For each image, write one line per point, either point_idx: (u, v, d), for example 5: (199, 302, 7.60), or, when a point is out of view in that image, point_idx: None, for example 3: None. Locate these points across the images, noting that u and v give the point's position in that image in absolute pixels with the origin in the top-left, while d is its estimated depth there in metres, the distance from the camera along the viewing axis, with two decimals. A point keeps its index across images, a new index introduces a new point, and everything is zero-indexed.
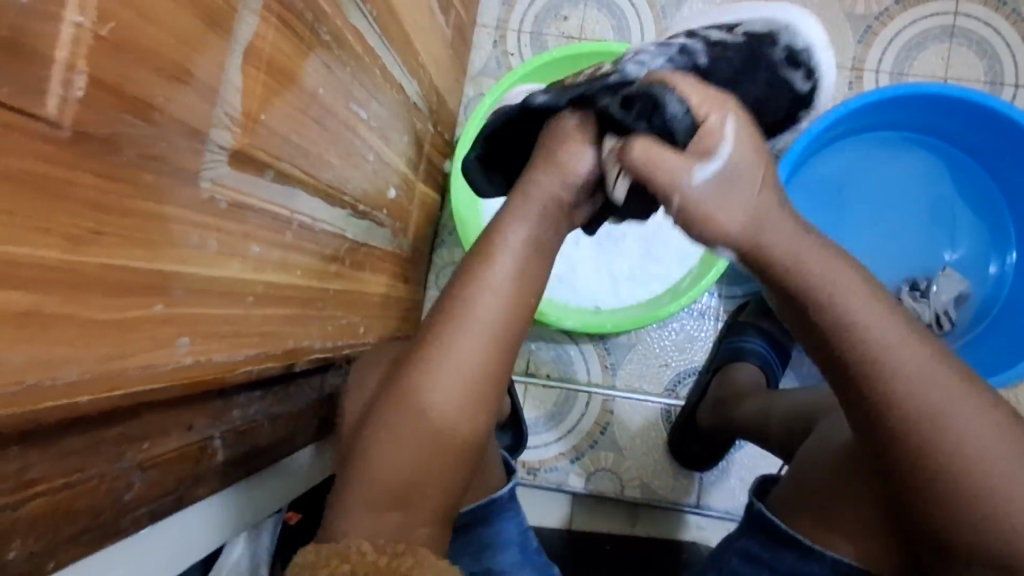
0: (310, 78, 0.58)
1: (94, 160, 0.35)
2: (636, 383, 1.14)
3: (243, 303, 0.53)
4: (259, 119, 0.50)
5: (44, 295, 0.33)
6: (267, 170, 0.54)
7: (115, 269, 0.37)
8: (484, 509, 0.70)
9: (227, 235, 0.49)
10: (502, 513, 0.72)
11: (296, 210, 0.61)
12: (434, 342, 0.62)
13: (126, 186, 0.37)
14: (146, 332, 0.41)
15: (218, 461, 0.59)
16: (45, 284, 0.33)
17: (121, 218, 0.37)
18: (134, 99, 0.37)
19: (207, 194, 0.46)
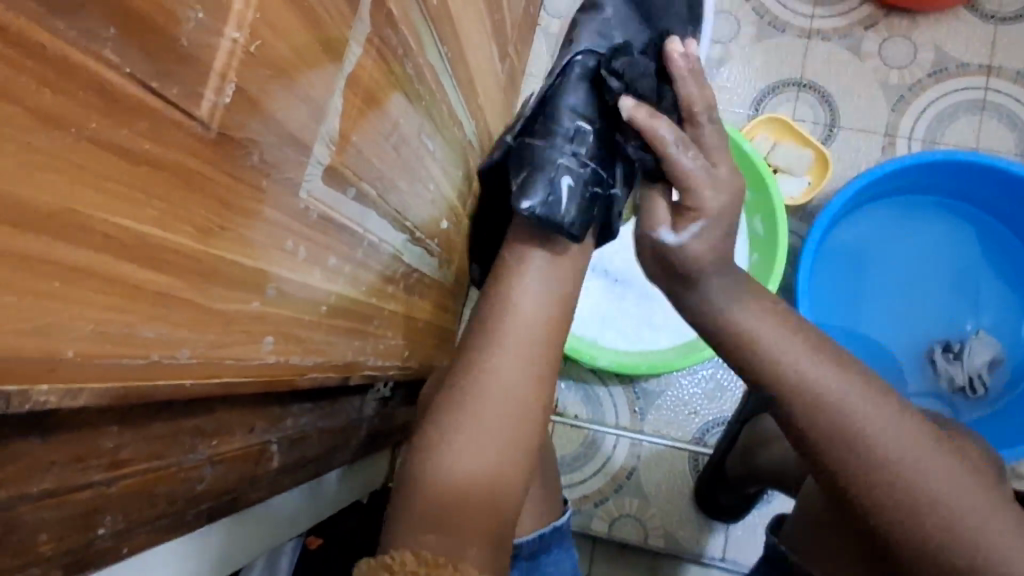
0: (393, 108, 0.62)
1: (228, 161, 0.38)
2: (664, 429, 1.14)
3: (317, 311, 0.56)
4: (350, 140, 0.54)
5: (174, 279, 0.36)
6: (350, 188, 0.57)
7: (227, 263, 0.40)
8: (549, 537, 0.73)
9: (314, 245, 0.52)
10: (563, 541, 0.75)
11: (367, 230, 0.64)
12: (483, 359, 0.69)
13: (247, 188, 0.40)
14: (242, 327, 0.44)
15: (272, 466, 0.60)
16: (176, 269, 0.36)
17: (240, 216, 0.41)
18: (264, 109, 0.40)
19: (304, 205, 0.49)
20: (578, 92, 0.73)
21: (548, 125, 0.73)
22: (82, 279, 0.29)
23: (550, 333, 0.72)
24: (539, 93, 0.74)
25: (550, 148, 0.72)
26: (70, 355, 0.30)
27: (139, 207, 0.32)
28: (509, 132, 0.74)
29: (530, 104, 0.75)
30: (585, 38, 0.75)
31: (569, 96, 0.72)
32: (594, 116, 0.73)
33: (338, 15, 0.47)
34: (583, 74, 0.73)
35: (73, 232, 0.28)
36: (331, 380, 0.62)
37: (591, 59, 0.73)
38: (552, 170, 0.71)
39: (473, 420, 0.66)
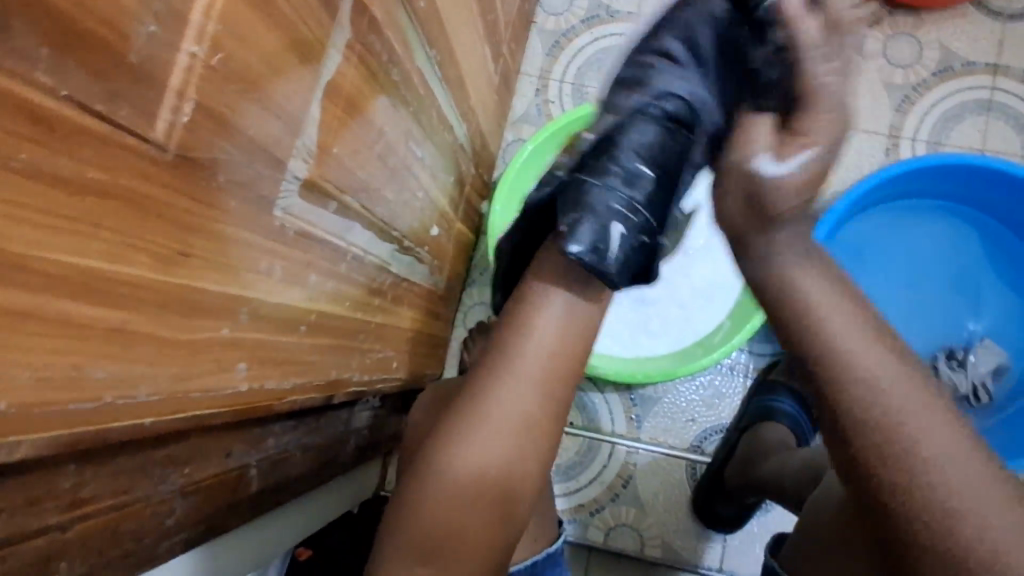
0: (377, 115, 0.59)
1: (190, 183, 0.35)
2: (661, 436, 1.12)
3: (296, 331, 0.53)
4: (330, 152, 0.52)
5: (130, 314, 0.33)
6: (331, 202, 0.54)
7: (192, 291, 0.38)
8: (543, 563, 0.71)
9: (291, 264, 0.50)
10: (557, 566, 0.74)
11: (351, 243, 0.61)
12: (488, 382, 0.65)
13: (213, 210, 0.38)
14: (210, 356, 0.41)
15: (252, 490, 0.58)
16: (132, 303, 0.33)
17: (205, 240, 0.38)
18: (230, 126, 0.37)
19: (279, 223, 0.46)
20: (639, 131, 0.68)
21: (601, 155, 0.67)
22: (17, 324, 0.27)
23: (563, 357, 0.66)
24: (593, 132, 0.70)
25: (609, 190, 0.65)
26: (5, 408, 0.27)
27: (85, 240, 0.29)
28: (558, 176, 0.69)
29: (586, 144, 0.70)
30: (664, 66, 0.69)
31: (628, 137, 0.67)
32: (657, 162, 0.67)
33: (314, 21, 0.44)
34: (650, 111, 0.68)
35: (3, 275, 0.25)
36: (313, 400, 0.60)
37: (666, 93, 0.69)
38: (602, 213, 0.64)
39: (476, 453, 0.63)
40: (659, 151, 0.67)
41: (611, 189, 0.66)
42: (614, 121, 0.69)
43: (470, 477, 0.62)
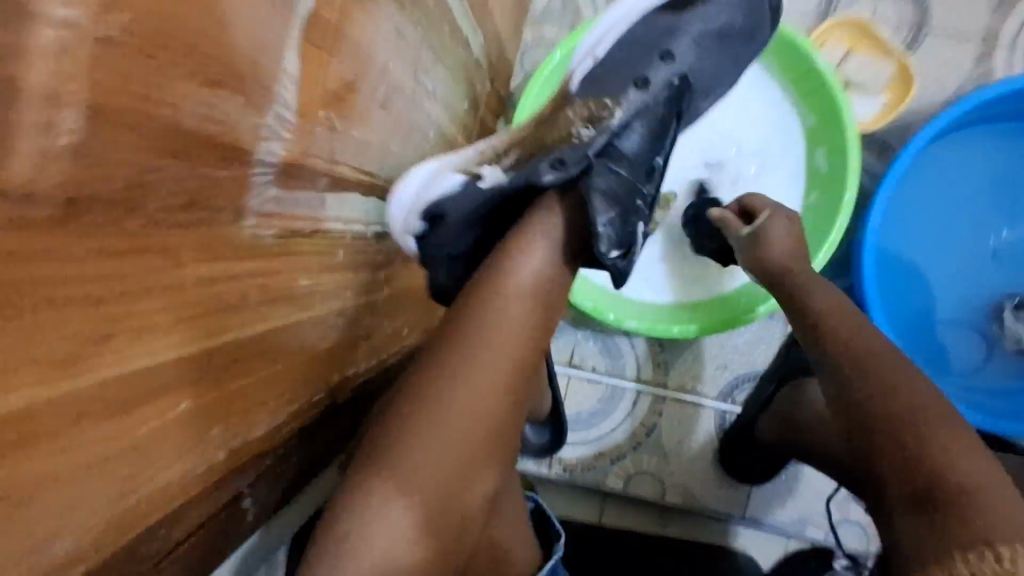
0: (384, 49, 0.43)
1: (101, 235, 0.23)
2: (690, 384, 1.04)
3: (289, 354, 0.41)
4: (317, 116, 0.37)
5: (32, 449, 0.22)
6: (322, 180, 0.40)
7: (130, 378, 0.26)
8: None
9: (273, 276, 0.37)
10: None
11: (351, 220, 0.48)
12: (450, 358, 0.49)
13: (155, 259, 0.26)
14: (170, 440, 0.30)
15: (251, 521, 0.49)
16: (31, 435, 0.22)
17: (144, 304, 0.26)
18: (162, 131, 0.25)
19: (251, 234, 0.33)
20: (648, 115, 0.59)
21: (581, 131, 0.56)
22: None
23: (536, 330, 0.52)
24: (620, 112, 0.58)
25: (626, 185, 0.56)
26: None
27: None
28: (578, 146, 0.55)
29: (613, 116, 0.57)
30: (684, 42, 0.63)
31: (633, 108, 0.58)
32: (660, 148, 0.60)
33: None
34: (665, 90, 0.61)
35: None
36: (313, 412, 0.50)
37: (675, 74, 0.61)
38: (626, 207, 0.55)
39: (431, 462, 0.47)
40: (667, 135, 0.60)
41: (628, 174, 0.57)
42: (637, 96, 0.59)
43: (433, 461, 0.47)
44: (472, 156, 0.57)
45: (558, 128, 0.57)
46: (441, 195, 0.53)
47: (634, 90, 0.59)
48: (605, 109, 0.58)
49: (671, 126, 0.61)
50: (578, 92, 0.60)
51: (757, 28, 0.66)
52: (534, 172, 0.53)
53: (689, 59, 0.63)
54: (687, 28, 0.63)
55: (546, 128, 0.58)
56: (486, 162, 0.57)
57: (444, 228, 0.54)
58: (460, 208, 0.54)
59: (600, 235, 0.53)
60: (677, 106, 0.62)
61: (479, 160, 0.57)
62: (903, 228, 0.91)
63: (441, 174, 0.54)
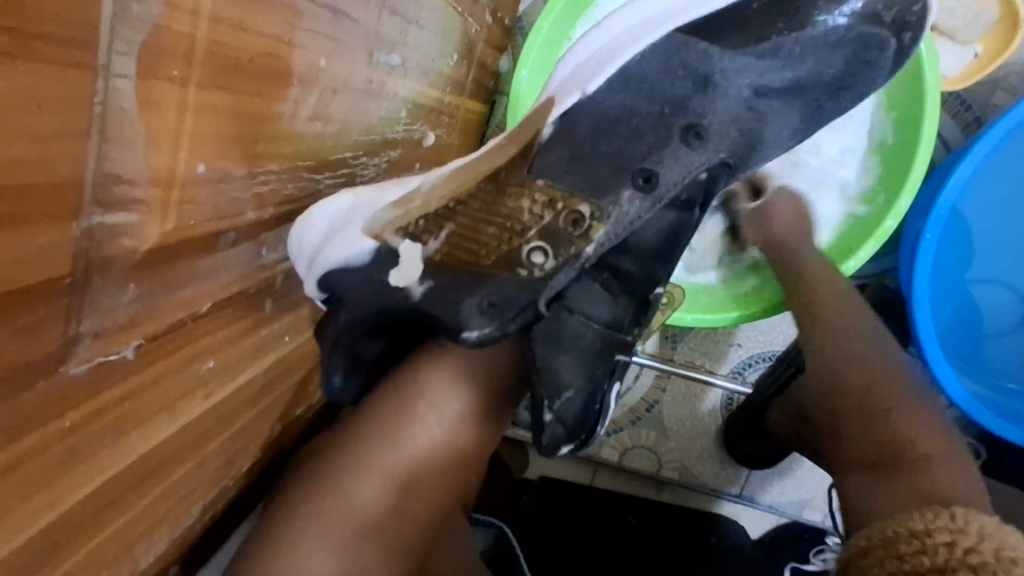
0: (315, 48, 0.30)
1: None
2: (699, 361, 0.96)
3: (193, 450, 0.33)
4: (195, 173, 0.25)
5: None
6: (220, 242, 0.30)
7: None
8: None
9: (146, 389, 0.27)
10: None
11: (281, 261, 0.37)
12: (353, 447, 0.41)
13: None
14: None
15: None
16: None
17: None
18: None
19: (87, 369, 0.23)
20: (648, 232, 0.41)
21: (547, 245, 0.38)
22: None
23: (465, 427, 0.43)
24: (602, 232, 0.39)
25: (582, 334, 0.39)
26: None
27: None
28: (529, 283, 0.38)
29: (587, 239, 0.39)
30: (723, 108, 0.41)
31: (617, 217, 0.39)
32: (657, 271, 0.41)
33: None
34: (674, 197, 0.41)
35: None
36: (249, 470, 0.42)
37: (703, 167, 0.41)
38: (564, 366, 0.39)
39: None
40: (674, 248, 0.42)
41: (606, 321, 0.40)
42: (635, 202, 0.39)
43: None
44: (392, 212, 0.40)
45: (506, 216, 0.39)
46: (343, 262, 0.39)
47: (630, 191, 0.39)
48: (580, 220, 0.39)
49: (687, 236, 0.42)
50: (539, 171, 0.40)
51: (851, 80, 0.43)
52: (455, 317, 0.37)
53: (727, 139, 0.41)
54: (735, 77, 0.40)
55: (499, 196, 0.40)
56: (405, 231, 0.40)
57: (332, 322, 0.39)
58: (359, 302, 0.39)
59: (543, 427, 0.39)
60: (704, 199, 0.42)
61: (402, 224, 0.40)
62: (987, 194, 0.69)
63: (350, 228, 0.39)
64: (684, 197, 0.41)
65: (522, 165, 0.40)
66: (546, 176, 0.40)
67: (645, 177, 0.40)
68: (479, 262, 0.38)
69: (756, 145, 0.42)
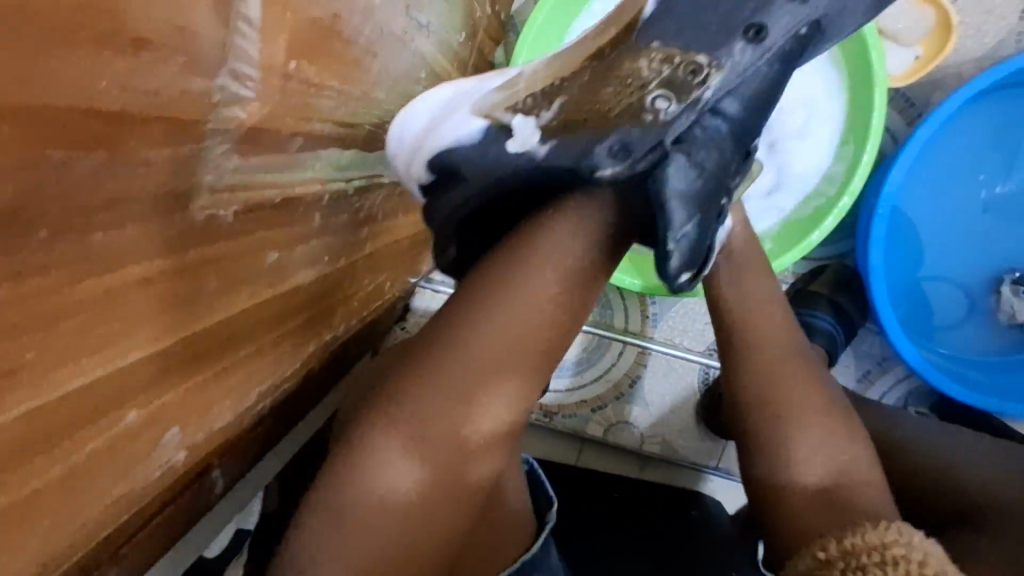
0: None
1: (26, 261, 0.18)
2: (678, 338, 1.03)
3: (256, 334, 0.37)
4: (288, 69, 0.31)
5: None
6: (292, 141, 0.35)
7: (70, 398, 0.23)
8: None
9: (237, 256, 0.32)
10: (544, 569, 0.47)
11: (327, 179, 0.42)
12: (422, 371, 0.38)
13: (90, 270, 0.21)
14: (121, 455, 0.27)
15: (218, 493, 0.46)
16: None
17: (80, 324, 0.22)
18: (89, 121, 0.19)
19: (206, 216, 0.28)
20: (756, 81, 0.43)
21: (669, 95, 0.42)
22: None
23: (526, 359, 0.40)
24: (717, 79, 0.42)
25: (705, 171, 0.42)
26: None
27: None
28: (652, 127, 0.41)
29: (705, 84, 0.42)
30: None
31: (730, 68, 0.42)
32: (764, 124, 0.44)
33: None
34: (780, 50, 0.43)
35: None
36: (289, 380, 0.46)
37: (806, 20, 0.43)
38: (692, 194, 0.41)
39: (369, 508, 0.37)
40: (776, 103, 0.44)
41: (719, 165, 0.43)
42: (747, 52, 0.42)
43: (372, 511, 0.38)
44: (500, 95, 0.46)
45: (625, 76, 0.43)
46: (451, 142, 0.46)
47: (742, 42, 0.42)
48: (699, 70, 0.42)
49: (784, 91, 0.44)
50: (648, 35, 0.43)
51: None
52: (588, 156, 0.41)
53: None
54: None
55: (611, 67, 0.43)
56: (515, 109, 0.45)
57: (451, 195, 0.46)
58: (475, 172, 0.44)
59: (668, 254, 0.41)
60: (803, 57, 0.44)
61: (507, 103, 0.46)
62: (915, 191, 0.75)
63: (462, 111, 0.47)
64: (785, 50, 0.43)
65: (630, 35, 0.44)
66: (658, 37, 0.43)
67: (745, 34, 0.42)
68: (607, 117, 0.42)
69: (843, 11, 0.43)
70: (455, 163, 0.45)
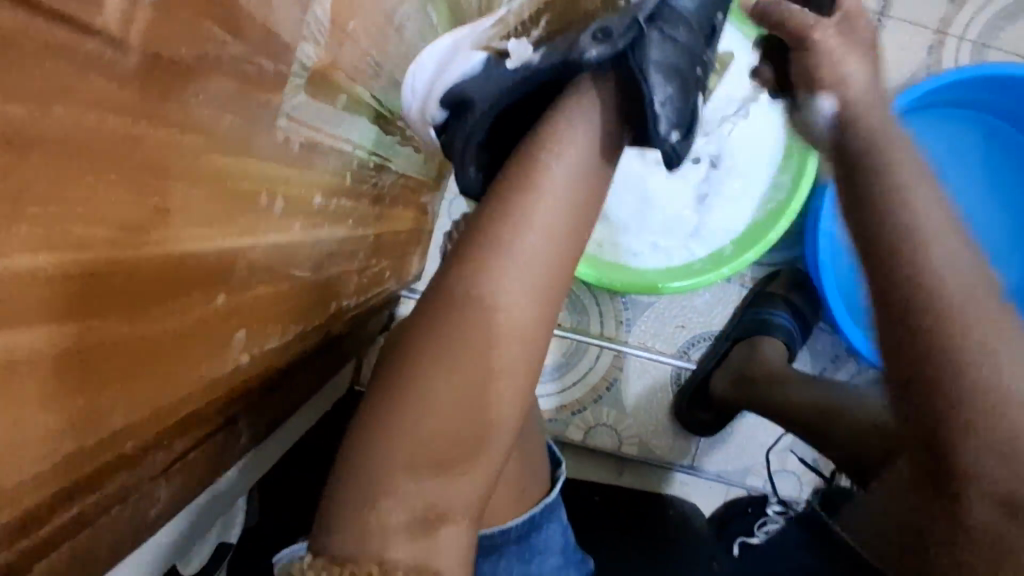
0: None
1: (185, 111, 0.23)
2: (650, 341, 1.09)
3: (299, 269, 0.41)
4: (345, 27, 0.37)
5: (106, 317, 0.22)
6: (340, 96, 0.40)
7: (189, 258, 0.26)
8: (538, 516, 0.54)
9: (296, 184, 0.36)
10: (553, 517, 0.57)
11: (358, 145, 0.47)
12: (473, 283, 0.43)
13: (215, 142, 0.26)
14: (209, 335, 0.30)
15: (241, 443, 0.47)
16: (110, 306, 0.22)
17: (204, 190, 0.26)
18: (233, 11, 0.24)
19: (283, 136, 0.33)
20: None
21: None
22: None
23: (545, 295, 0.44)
24: None
25: (681, 43, 0.43)
26: None
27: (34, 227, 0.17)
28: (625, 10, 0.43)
29: None
30: None
31: None
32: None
33: None
34: None
35: None
36: (313, 335, 0.50)
37: None
38: (670, 60, 0.42)
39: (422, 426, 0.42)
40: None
41: (689, 35, 0.44)
42: None
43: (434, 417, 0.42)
44: (494, 31, 0.50)
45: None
46: (461, 76, 0.47)
47: None
48: None
49: None
50: None
51: None
52: (571, 49, 0.42)
53: None
54: None
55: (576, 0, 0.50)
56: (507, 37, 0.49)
57: (468, 119, 0.46)
58: (484, 94, 0.45)
59: (657, 114, 0.43)
60: None
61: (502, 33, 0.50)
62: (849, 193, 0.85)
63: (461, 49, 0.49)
64: None
65: None
66: None
67: None
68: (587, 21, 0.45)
69: None
70: (460, 90, 0.46)
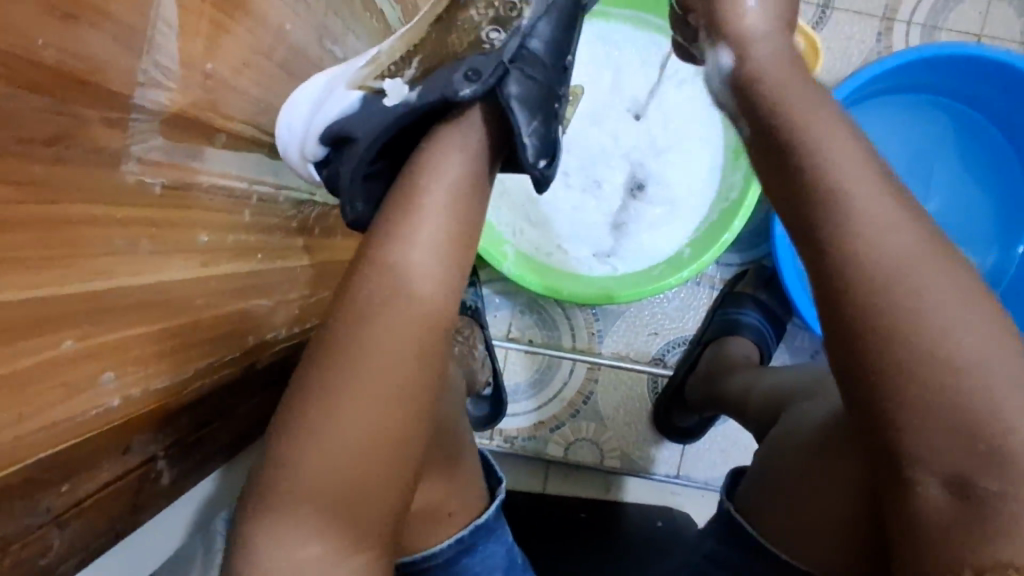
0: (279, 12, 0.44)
1: None
2: (623, 351, 1.08)
3: (190, 306, 0.41)
4: (206, 69, 0.38)
5: None
6: (217, 135, 0.41)
7: (12, 305, 0.27)
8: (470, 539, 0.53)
9: (167, 224, 0.37)
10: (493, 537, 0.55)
11: (254, 181, 0.48)
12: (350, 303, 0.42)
13: (26, 192, 0.27)
14: (57, 378, 0.31)
15: (166, 484, 0.47)
16: None
17: (19, 239, 0.27)
18: (21, 65, 0.25)
19: (135, 178, 0.34)
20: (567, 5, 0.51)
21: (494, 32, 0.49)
22: None
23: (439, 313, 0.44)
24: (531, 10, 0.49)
25: (541, 83, 0.48)
26: None
27: None
28: (490, 52, 0.47)
29: (521, 16, 0.49)
30: None
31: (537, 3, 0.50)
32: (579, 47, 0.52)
33: None
34: None
35: None
36: (230, 372, 0.50)
37: None
38: (531, 97, 0.47)
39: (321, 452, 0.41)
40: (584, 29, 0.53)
41: (549, 76, 0.49)
42: None
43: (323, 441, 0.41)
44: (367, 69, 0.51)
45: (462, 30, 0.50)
46: (339, 113, 0.49)
47: None
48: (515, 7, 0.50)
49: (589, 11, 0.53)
50: None
51: None
52: (448, 86, 0.46)
53: None
54: None
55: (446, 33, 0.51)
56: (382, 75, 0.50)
57: (352, 153, 0.47)
58: (366, 129, 0.47)
59: (525, 145, 0.47)
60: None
61: (376, 73, 0.51)
62: None
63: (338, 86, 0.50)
64: None
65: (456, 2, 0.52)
66: None
67: None
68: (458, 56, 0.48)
69: None
70: (341, 126, 0.48)
